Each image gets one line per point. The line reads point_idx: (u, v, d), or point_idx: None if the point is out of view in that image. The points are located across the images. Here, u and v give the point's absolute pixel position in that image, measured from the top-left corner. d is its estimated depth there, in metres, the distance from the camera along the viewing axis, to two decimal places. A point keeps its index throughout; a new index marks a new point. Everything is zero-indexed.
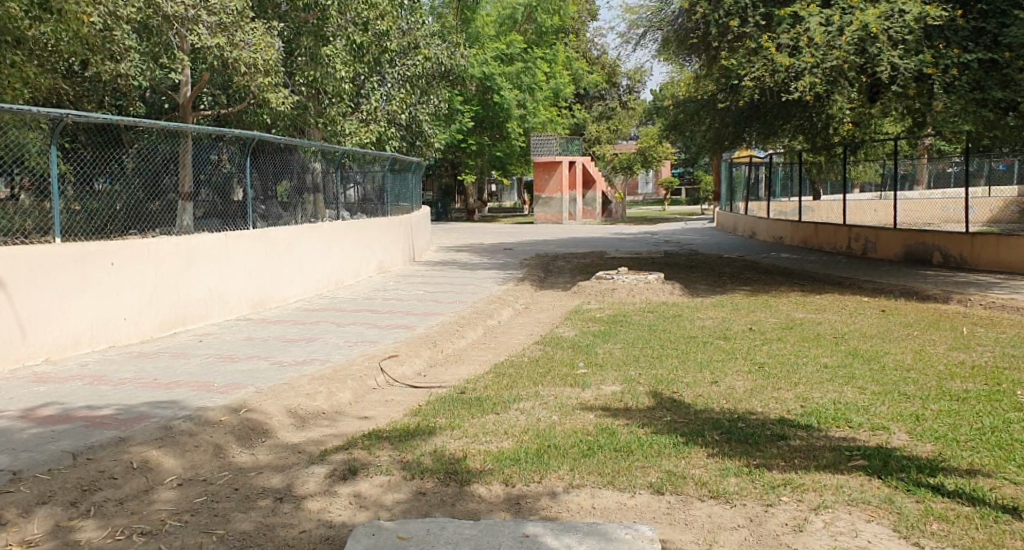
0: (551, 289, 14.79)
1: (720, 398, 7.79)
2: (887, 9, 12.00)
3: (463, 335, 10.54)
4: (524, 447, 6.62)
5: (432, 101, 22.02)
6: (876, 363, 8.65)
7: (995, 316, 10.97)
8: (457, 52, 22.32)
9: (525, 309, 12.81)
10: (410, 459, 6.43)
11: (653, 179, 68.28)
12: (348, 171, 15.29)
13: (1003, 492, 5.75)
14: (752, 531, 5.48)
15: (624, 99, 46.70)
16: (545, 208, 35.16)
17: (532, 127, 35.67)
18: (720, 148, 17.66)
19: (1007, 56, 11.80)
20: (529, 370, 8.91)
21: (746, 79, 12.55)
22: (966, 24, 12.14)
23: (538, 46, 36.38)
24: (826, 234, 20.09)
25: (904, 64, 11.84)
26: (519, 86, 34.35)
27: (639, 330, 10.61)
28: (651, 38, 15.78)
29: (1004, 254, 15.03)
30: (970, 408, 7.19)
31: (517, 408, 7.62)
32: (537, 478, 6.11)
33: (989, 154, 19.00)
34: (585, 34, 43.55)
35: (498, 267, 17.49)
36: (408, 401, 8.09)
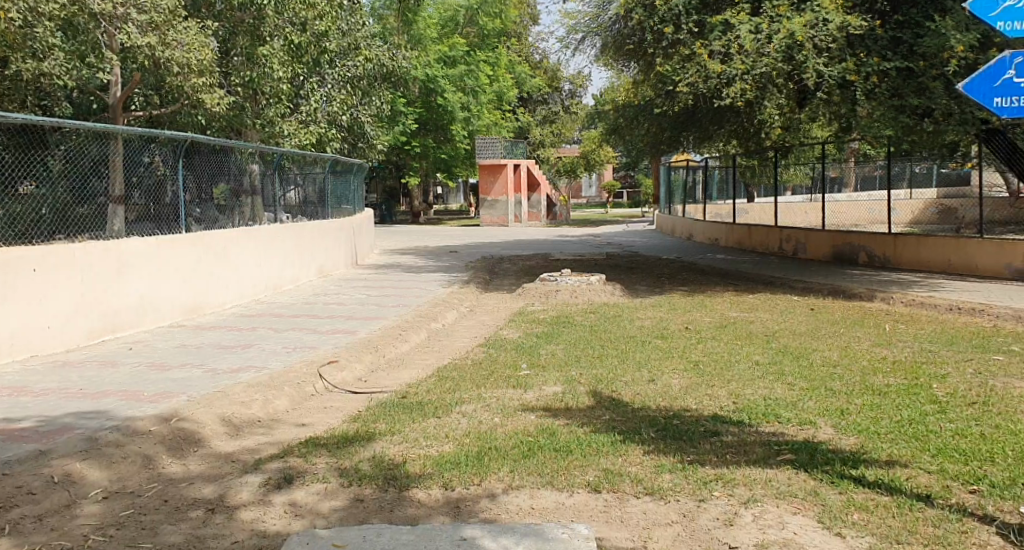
0: (496, 291, 14.91)
1: (658, 396, 8.01)
2: (812, 18, 12.23)
3: (407, 339, 10.62)
4: (465, 450, 6.74)
5: (375, 103, 22.10)
6: (805, 360, 8.93)
7: (915, 313, 11.36)
8: (399, 53, 22.45)
9: (468, 311, 12.93)
10: (349, 466, 6.52)
11: (597, 182, 69.21)
12: (286, 173, 15.34)
13: (918, 482, 6.03)
14: (685, 526, 5.68)
15: (566, 104, 46.44)
16: (491, 211, 35.58)
17: (477, 129, 35.73)
18: (658, 151, 17.79)
19: (922, 64, 12.11)
20: (471, 373, 9.02)
21: (680, 85, 12.71)
22: (885, 33, 12.44)
23: (480, 49, 36.49)
24: (758, 236, 20.41)
25: (828, 71, 12.12)
26: (463, 89, 34.45)
27: (582, 331, 10.83)
28: (591, 44, 16.00)
29: (923, 253, 15.50)
30: (890, 401, 7.49)
31: (459, 411, 7.75)
32: (477, 481, 6.24)
33: (910, 160, 18.55)
34: (526, 38, 43.69)
35: (441, 271, 17.46)
36: (347, 408, 8.16)
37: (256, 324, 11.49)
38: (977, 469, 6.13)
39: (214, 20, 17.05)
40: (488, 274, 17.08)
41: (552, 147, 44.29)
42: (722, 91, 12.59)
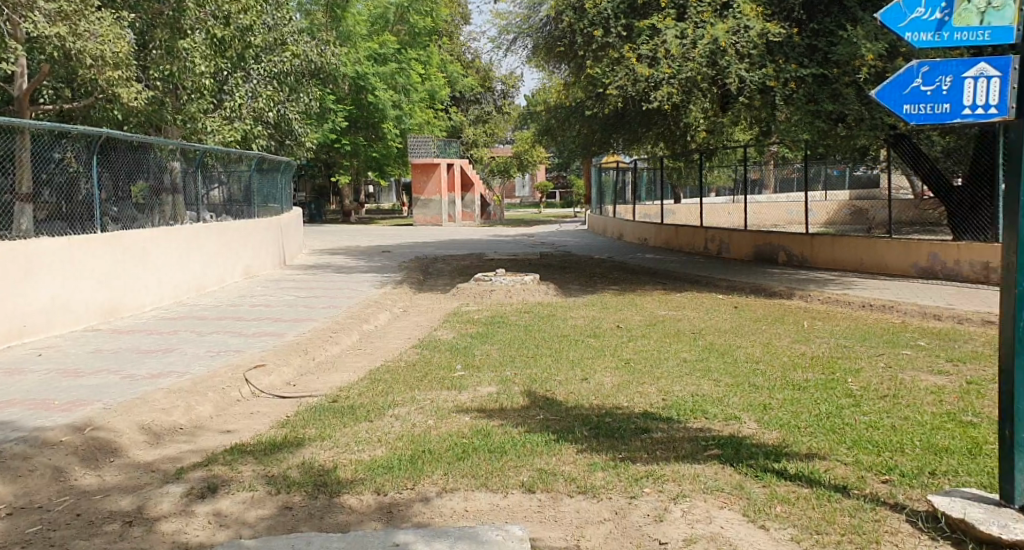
0: (429, 292, 14.96)
1: (591, 395, 8.16)
2: (734, 24, 12.54)
3: (338, 341, 10.61)
4: (398, 454, 6.80)
5: (303, 99, 21.87)
6: (729, 357, 9.19)
7: (831, 310, 11.77)
8: (326, 50, 22.28)
9: (401, 312, 12.96)
10: (277, 473, 6.53)
11: (530, 182, 69.67)
12: (209, 171, 15.18)
13: (836, 473, 6.29)
14: (617, 523, 5.83)
15: (498, 104, 46.19)
16: (424, 210, 35.66)
17: (409, 128, 35.66)
18: (589, 153, 18.06)
19: (836, 71, 12.66)
20: (404, 375, 9.06)
21: (609, 88, 12.86)
22: (801, 41, 12.95)
23: (412, 47, 36.05)
24: (685, 236, 20.80)
25: (750, 76, 12.50)
26: (394, 87, 34.29)
27: (516, 330, 10.95)
28: (522, 45, 16.17)
29: (838, 253, 15.97)
30: (809, 396, 7.78)
31: (392, 414, 7.81)
32: (410, 485, 6.31)
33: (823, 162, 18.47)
34: (459, 37, 43.66)
35: (373, 271, 17.42)
36: (274, 413, 8.15)
37: (177, 328, 11.35)
38: (889, 459, 6.42)
39: (129, 11, 15.77)
40: (421, 274, 17.10)
41: (486, 147, 44.42)
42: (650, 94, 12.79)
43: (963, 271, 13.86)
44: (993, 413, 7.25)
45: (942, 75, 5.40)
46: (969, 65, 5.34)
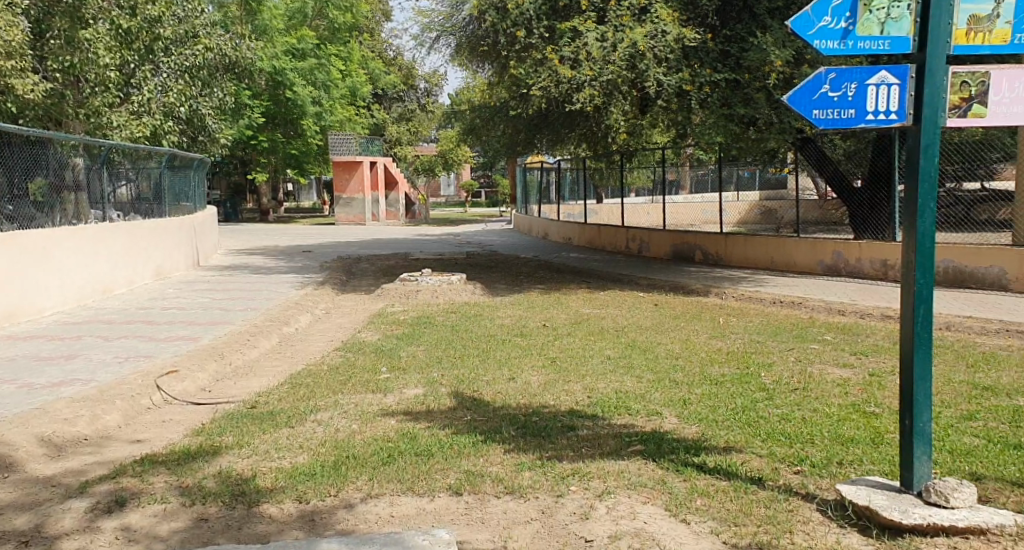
0: (352, 293, 14.91)
1: (518, 394, 8.26)
2: (651, 29, 12.81)
3: (255, 345, 10.51)
4: (321, 461, 6.80)
5: (217, 94, 20.43)
6: (651, 353, 9.40)
7: (744, 307, 12.12)
8: (244, 44, 21.00)
9: (323, 314, 12.88)
10: (191, 484, 6.47)
11: (455, 181, 69.75)
12: (116, 168, 14.84)
13: (752, 465, 6.52)
14: (543, 523, 5.92)
15: (422, 102, 46.40)
16: (347, 208, 35.45)
17: (329, 125, 35.23)
18: (514, 154, 18.19)
19: (747, 76, 13.02)
20: (327, 379, 9.04)
21: (533, 89, 12.94)
22: (715, 46, 13.21)
23: (331, 43, 35.82)
24: (608, 235, 21.11)
25: (667, 80, 12.72)
26: (314, 83, 33.88)
27: (442, 331, 11.00)
28: (445, 43, 16.19)
29: (750, 252, 16.39)
30: (726, 390, 8.05)
31: (314, 419, 7.80)
32: (333, 492, 6.31)
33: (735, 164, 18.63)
34: (380, 34, 43.29)
35: (294, 272, 17.28)
36: (189, 421, 8.04)
37: (81, 333, 11.08)
38: (800, 450, 6.69)
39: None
40: (344, 275, 16.99)
41: (409, 145, 44.32)
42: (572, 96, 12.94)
43: (865, 268, 14.33)
44: (893, 404, 7.65)
45: (848, 82, 5.58)
46: (871, 72, 5.53)
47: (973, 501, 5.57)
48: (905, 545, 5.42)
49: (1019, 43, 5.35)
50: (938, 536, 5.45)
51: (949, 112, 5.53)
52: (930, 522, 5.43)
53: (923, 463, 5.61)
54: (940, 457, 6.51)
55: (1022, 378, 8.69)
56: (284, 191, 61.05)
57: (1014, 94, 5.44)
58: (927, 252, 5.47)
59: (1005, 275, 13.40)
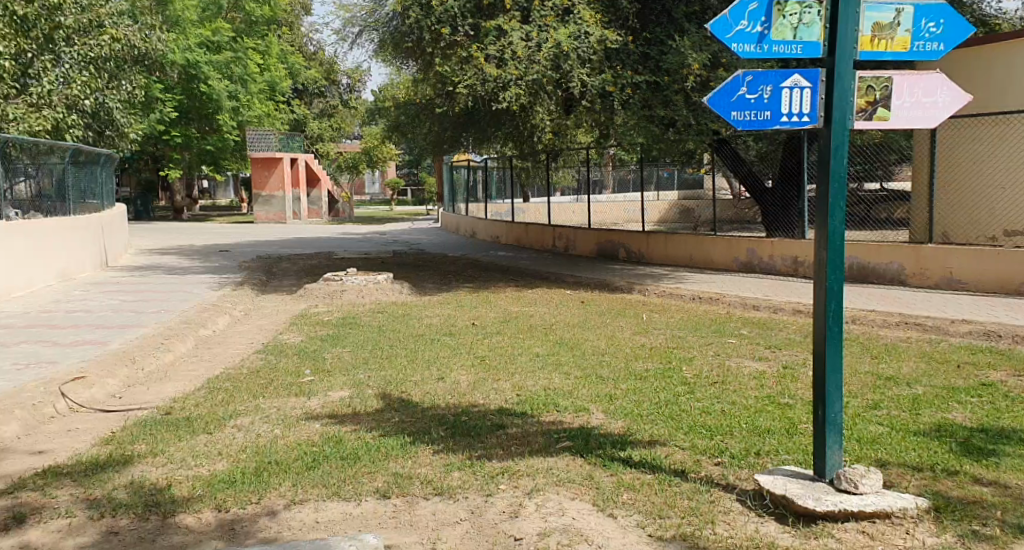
0: (273, 294, 14.71)
1: (446, 394, 8.27)
2: (574, 31, 12.88)
3: (170, 349, 10.28)
4: (241, 468, 6.72)
5: (123, 86, 20.33)
6: (578, 350, 9.50)
7: (666, 303, 12.33)
8: (152, 35, 21.00)
9: (243, 316, 12.69)
10: (99, 496, 6.33)
11: (380, 177, 69.42)
12: (14, 163, 14.29)
13: (675, 458, 6.65)
14: (472, 523, 5.94)
15: (345, 98, 45.84)
16: (266, 207, 34.74)
17: (247, 121, 34.17)
18: (441, 151, 18.08)
19: (667, 79, 13.15)
20: (246, 383, 8.92)
21: (459, 87, 12.91)
22: (636, 49, 13.52)
23: (248, 36, 34.92)
24: (535, 234, 21.23)
25: (591, 81, 12.98)
26: (229, 77, 32.80)
27: (369, 332, 10.93)
28: (368, 38, 15.99)
29: (670, 250, 16.65)
30: (649, 385, 8.21)
31: (234, 425, 7.70)
32: (254, 500, 6.24)
33: (656, 165, 19.18)
34: (299, 28, 42.30)
35: (210, 273, 16.89)
36: (98, 428, 7.83)
37: None
38: (720, 442, 6.86)
39: None
40: (265, 275, 16.74)
41: (331, 142, 43.81)
42: (499, 94, 12.93)
43: (776, 265, 14.65)
44: (806, 395, 7.90)
45: (764, 85, 5.70)
46: (784, 75, 5.67)
47: (879, 487, 5.81)
48: (820, 532, 5.58)
49: (916, 51, 5.66)
50: (848, 522, 5.64)
51: (856, 115, 5.73)
52: (842, 509, 5.61)
53: (834, 451, 5.82)
54: (848, 445, 6.74)
55: (923, 369, 9.07)
56: (201, 188, 59.75)
57: (915, 98, 5.67)
58: (837, 247, 5.68)
59: (904, 271, 13.91)
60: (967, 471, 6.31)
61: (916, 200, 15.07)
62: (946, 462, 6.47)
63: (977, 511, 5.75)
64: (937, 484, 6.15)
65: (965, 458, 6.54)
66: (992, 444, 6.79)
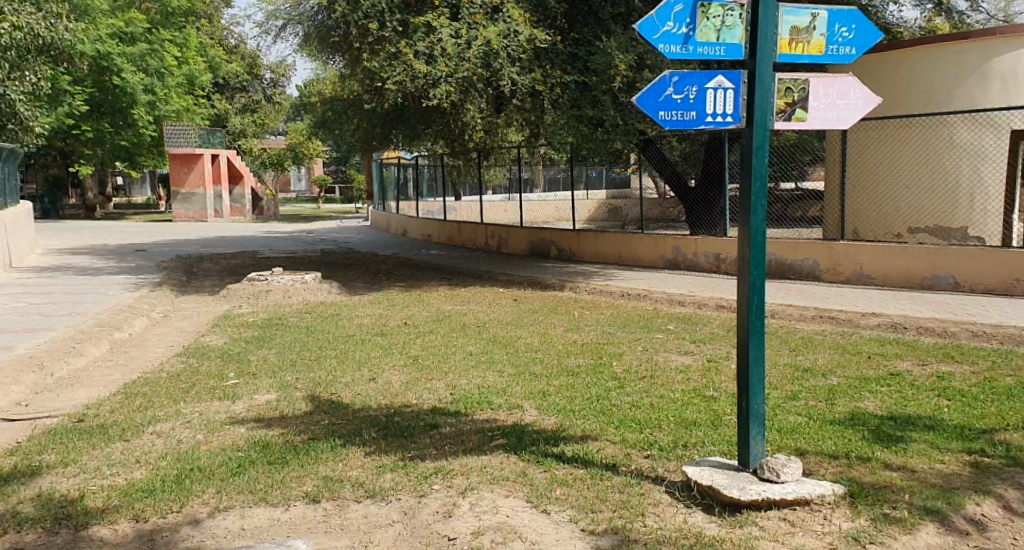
0: (195, 295, 14.39)
1: (378, 395, 8.22)
2: (504, 28, 12.96)
3: (82, 354, 9.96)
4: (161, 476, 6.57)
5: (27, 78, 18.87)
6: (511, 348, 9.54)
7: (597, 300, 12.45)
8: (57, 23, 19.52)
9: (161, 318, 12.38)
10: (6, 510, 6.13)
11: (307, 173, 68.36)
12: None
13: (606, 452, 6.73)
14: (405, 524, 5.91)
15: (269, 94, 44.63)
16: (186, 205, 34.55)
17: (164, 115, 33.06)
18: (370, 148, 18.00)
19: (595, 80, 13.17)
20: (166, 387, 8.72)
21: (388, 83, 12.80)
22: (564, 49, 13.58)
23: (163, 27, 33.76)
24: (467, 233, 21.21)
25: (521, 80, 12.96)
26: (144, 69, 31.66)
27: (296, 333, 10.78)
28: (292, 32, 15.76)
29: (601, 248, 16.78)
30: (582, 381, 8.30)
31: (153, 431, 7.52)
32: (176, 508, 6.11)
33: (586, 164, 19.14)
34: (219, 20, 40.90)
35: (126, 273, 16.39)
36: (6, 437, 7.55)
37: None
38: (649, 435, 6.97)
39: None
40: (185, 275, 16.35)
41: (254, 138, 42.98)
42: (429, 91, 12.84)
43: (701, 263, 14.93)
44: (730, 388, 8.09)
45: (690, 85, 5.80)
46: (710, 76, 5.78)
47: (799, 475, 5.99)
48: (744, 520, 5.73)
49: (830, 54, 5.82)
50: (770, 510, 5.80)
51: (775, 116, 5.88)
52: (765, 497, 5.76)
53: (757, 442, 5.97)
54: (769, 435, 6.93)
55: (836, 359, 9.40)
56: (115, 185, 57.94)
57: (830, 99, 5.87)
58: (759, 246, 5.82)
59: (818, 267, 14.30)
60: (878, 457, 6.55)
61: (829, 198, 15.52)
62: (859, 449, 6.70)
63: (887, 495, 5.98)
64: (851, 470, 6.37)
65: (876, 445, 6.77)
66: (900, 431, 7.06)
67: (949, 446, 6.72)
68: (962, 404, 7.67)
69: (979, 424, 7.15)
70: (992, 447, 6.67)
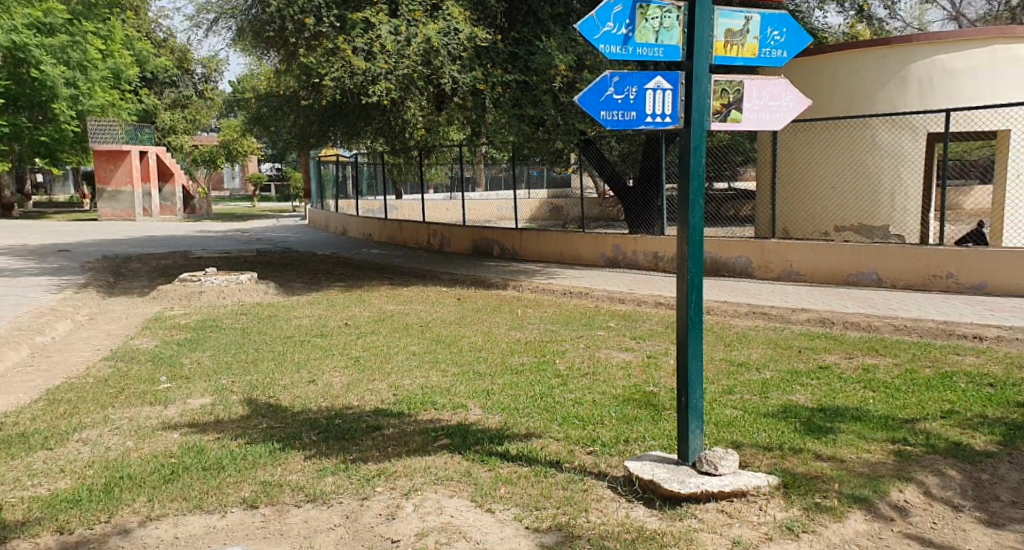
0: (123, 296, 14.00)
1: (318, 397, 8.11)
2: (444, 26, 12.89)
3: (3, 359, 9.60)
4: (88, 485, 6.38)
5: None
6: (455, 347, 9.52)
7: (539, 298, 12.49)
8: None
9: (87, 320, 12.00)
10: None
11: (240, 170, 66.93)
12: None
13: (550, 449, 6.77)
14: (348, 528, 5.86)
15: (199, 89, 43.53)
16: (113, 203, 33.64)
17: (87, 110, 31.52)
18: (307, 145, 17.73)
19: (536, 79, 13.40)
20: (93, 392, 8.45)
21: (325, 79, 12.58)
22: (505, 48, 13.64)
23: (86, 19, 32.35)
24: (409, 232, 21.06)
25: (462, 79, 12.90)
26: (65, 62, 30.43)
27: (231, 335, 10.57)
28: (224, 26, 15.44)
29: (543, 247, 16.84)
30: (525, 379, 8.32)
31: (78, 438, 7.29)
32: (103, 519, 5.96)
33: (528, 164, 19.11)
34: (147, 13, 39.87)
35: (46, 274, 15.82)
36: None
37: None
38: (592, 431, 7.04)
39: None
40: (110, 276, 15.87)
41: (185, 135, 42.03)
42: (368, 88, 12.71)
43: (640, 261, 15.12)
44: (669, 383, 8.22)
45: (630, 85, 5.88)
46: (649, 77, 5.86)
47: (735, 467, 6.10)
48: (684, 513, 5.84)
49: (763, 57, 6.00)
50: (708, 502, 5.92)
51: (712, 116, 5.99)
52: (704, 489, 5.87)
53: (696, 435, 6.07)
54: (706, 428, 7.07)
55: (769, 354, 9.63)
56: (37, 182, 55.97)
57: (763, 101, 6.01)
58: (697, 244, 5.93)
59: (751, 264, 14.60)
60: (809, 447, 6.73)
61: (760, 197, 15.88)
62: (791, 440, 6.87)
63: (818, 485, 6.15)
64: (784, 461, 6.53)
65: (806, 436, 6.95)
66: (829, 422, 7.25)
67: (874, 435, 6.94)
68: (886, 395, 7.93)
69: (902, 413, 7.41)
70: (914, 436, 6.91)
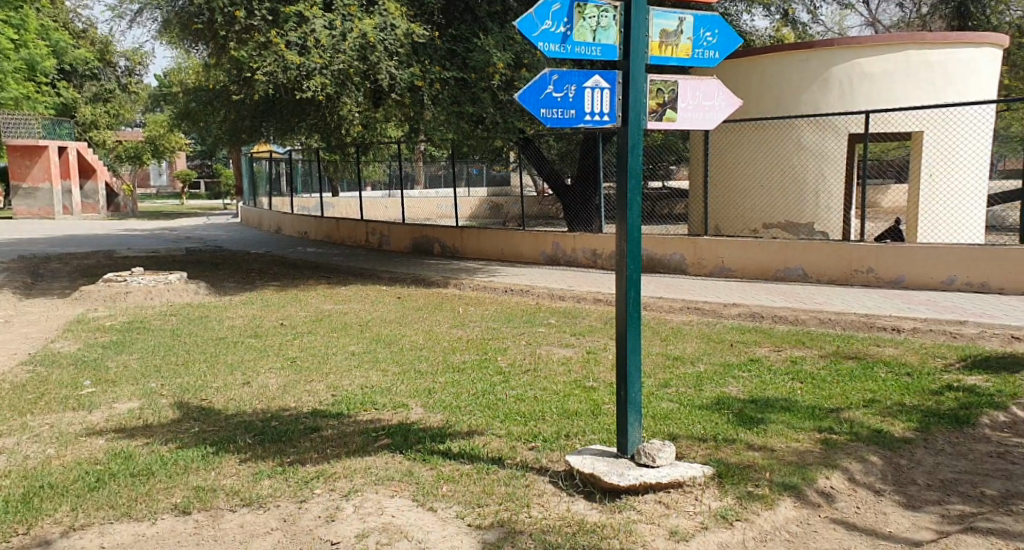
0: (43, 297, 13.48)
1: (254, 399, 7.92)
2: (380, 21, 12.70)
3: None
4: (5, 497, 6.11)
5: None
6: (395, 346, 9.42)
7: (481, 296, 12.43)
8: None
9: (3, 323, 11.49)
10: None
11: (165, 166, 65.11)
12: None
13: (491, 446, 6.74)
14: (285, 531, 5.72)
15: (122, 82, 41.77)
16: (29, 201, 32.31)
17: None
18: (239, 140, 17.30)
19: (473, 77, 13.40)
20: (12, 398, 8.09)
21: (258, 73, 12.31)
22: (442, 45, 13.54)
23: None
24: (346, 230, 20.78)
25: (399, 75, 12.79)
26: None
27: (160, 337, 10.25)
28: (149, 16, 14.94)
29: (483, 246, 16.79)
30: (467, 377, 8.27)
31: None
32: (22, 530, 5.73)
33: (465, 161, 19.02)
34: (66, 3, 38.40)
35: None
36: None
37: None
38: (534, 427, 7.03)
39: None
40: (28, 276, 15.26)
41: (107, 130, 40.70)
42: (303, 82, 12.50)
43: (579, 258, 15.21)
44: (608, 378, 8.27)
45: (568, 84, 5.84)
46: (587, 75, 5.86)
47: (672, 458, 6.18)
48: (624, 506, 5.87)
49: (697, 58, 6.08)
50: (646, 493, 5.97)
51: (648, 115, 6.03)
52: (642, 482, 5.93)
53: (635, 428, 6.13)
54: (644, 422, 7.12)
55: (703, 348, 9.76)
56: None
57: (696, 101, 6.11)
58: (636, 240, 5.97)
59: (684, 261, 14.80)
60: (741, 438, 6.84)
61: (692, 196, 16.13)
62: (725, 432, 6.97)
63: (750, 474, 6.25)
64: (718, 452, 6.63)
65: (739, 427, 7.06)
66: (761, 413, 7.38)
67: (802, 425, 7.09)
68: (813, 386, 8.12)
69: (828, 403, 7.59)
70: (838, 425, 7.09)
